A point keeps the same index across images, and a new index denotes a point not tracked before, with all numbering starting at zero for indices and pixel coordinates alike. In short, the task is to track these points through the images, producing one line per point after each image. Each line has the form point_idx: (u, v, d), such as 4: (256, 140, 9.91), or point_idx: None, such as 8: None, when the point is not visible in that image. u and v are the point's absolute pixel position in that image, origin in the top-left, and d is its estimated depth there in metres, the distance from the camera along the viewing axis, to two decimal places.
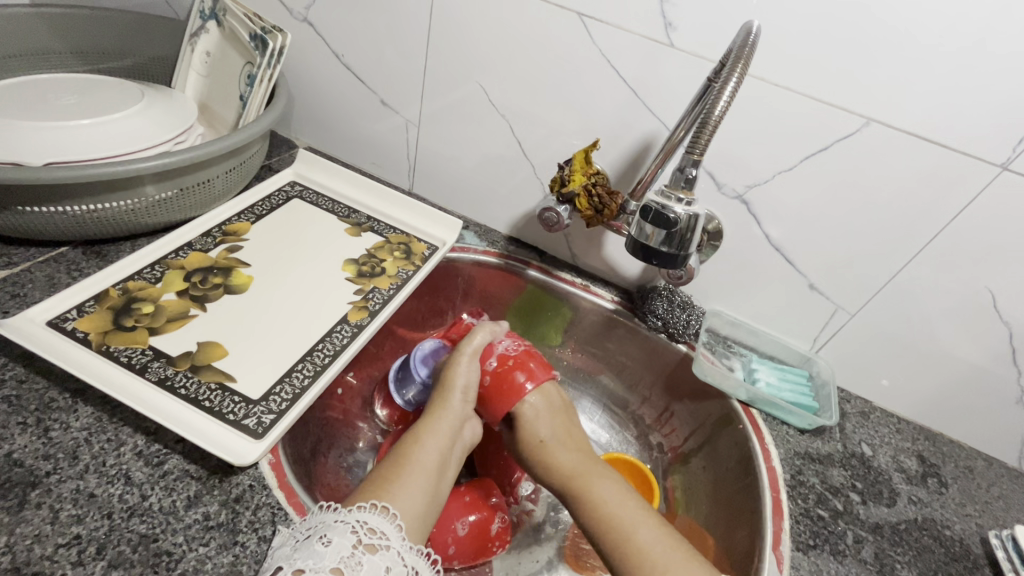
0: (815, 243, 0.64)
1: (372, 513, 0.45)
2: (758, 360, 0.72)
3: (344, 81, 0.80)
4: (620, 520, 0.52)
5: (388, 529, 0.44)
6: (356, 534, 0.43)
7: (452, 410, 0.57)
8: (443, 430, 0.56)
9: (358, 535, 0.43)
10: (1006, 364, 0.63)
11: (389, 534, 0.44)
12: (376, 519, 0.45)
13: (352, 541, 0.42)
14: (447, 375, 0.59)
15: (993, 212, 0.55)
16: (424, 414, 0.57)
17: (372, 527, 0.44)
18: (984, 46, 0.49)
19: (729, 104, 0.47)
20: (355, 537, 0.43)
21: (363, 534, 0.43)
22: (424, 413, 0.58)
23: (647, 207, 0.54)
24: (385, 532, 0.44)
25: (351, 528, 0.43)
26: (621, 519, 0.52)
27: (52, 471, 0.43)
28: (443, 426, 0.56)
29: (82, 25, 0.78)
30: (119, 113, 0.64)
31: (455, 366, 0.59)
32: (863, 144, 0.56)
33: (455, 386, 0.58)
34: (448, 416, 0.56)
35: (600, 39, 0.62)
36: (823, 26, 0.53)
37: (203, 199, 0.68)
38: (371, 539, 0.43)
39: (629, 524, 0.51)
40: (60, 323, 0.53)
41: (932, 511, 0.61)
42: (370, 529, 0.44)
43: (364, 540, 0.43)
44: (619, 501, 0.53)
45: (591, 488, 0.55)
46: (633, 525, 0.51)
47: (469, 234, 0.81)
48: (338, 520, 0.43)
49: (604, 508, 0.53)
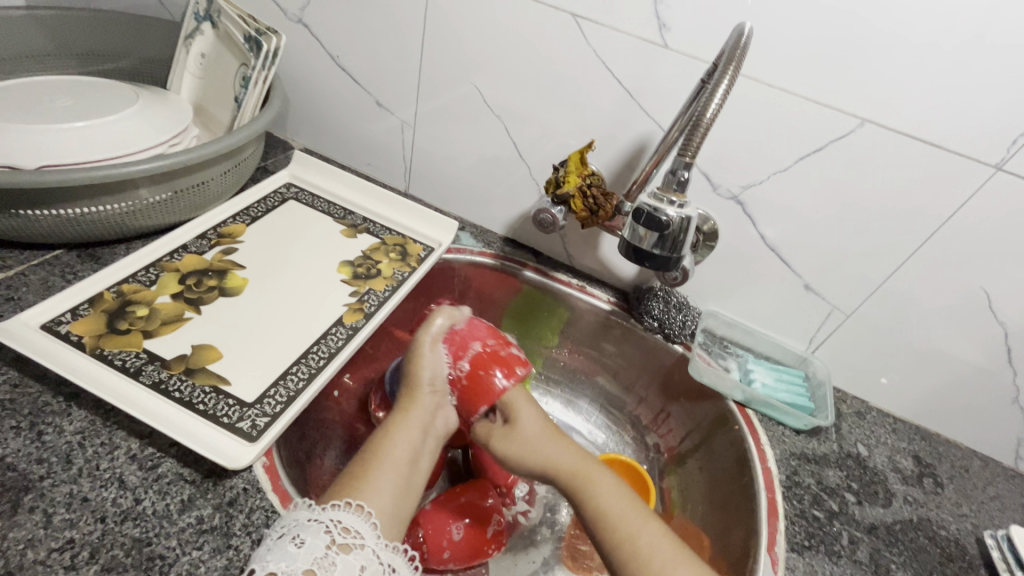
0: (811, 243, 0.64)
1: (345, 512, 0.45)
2: (755, 360, 0.71)
3: (340, 82, 0.80)
4: (621, 522, 0.51)
5: (362, 528, 0.45)
6: (329, 534, 0.43)
7: (420, 404, 0.57)
8: (414, 420, 0.56)
9: (332, 535, 0.43)
10: (1002, 364, 0.63)
11: (363, 533, 0.45)
12: (349, 518, 0.45)
13: (325, 541, 0.42)
14: (413, 366, 0.59)
15: (987, 213, 0.55)
16: (395, 410, 0.57)
17: (346, 527, 0.44)
18: (978, 47, 0.49)
19: (721, 105, 0.47)
20: (329, 537, 0.43)
21: (337, 534, 0.44)
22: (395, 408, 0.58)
23: (640, 209, 0.54)
24: (359, 531, 0.45)
25: (324, 527, 0.43)
26: (625, 522, 0.51)
27: (45, 476, 0.43)
28: (415, 419, 0.56)
29: (77, 27, 0.78)
30: (113, 115, 0.64)
31: (420, 358, 0.60)
32: (858, 145, 0.56)
33: (423, 376, 0.58)
34: (417, 406, 0.57)
35: (594, 41, 0.62)
36: (819, 28, 0.53)
37: (198, 201, 0.68)
38: (346, 538, 0.44)
39: (632, 526, 0.51)
40: (54, 326, 0.53)
41: (927, 511, 0.61)
42: (344, 528, 0.44)
43: (337, 540, 0.43)
44: (610, 494, 0.53)
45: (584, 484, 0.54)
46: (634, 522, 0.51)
47: (466, 235, 0.81)
48: (311, 519, 0.43)
49: (606, 510, 0.52)
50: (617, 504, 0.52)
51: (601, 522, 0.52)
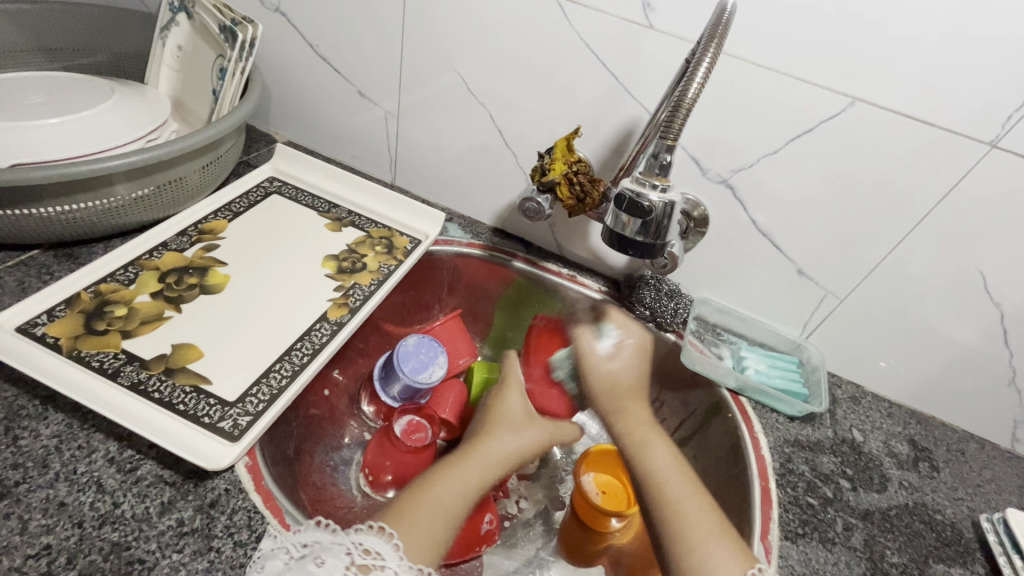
0: (802, 226, 0.63)
1: (368, 534, 0.44)
2: (748, 347, 0.70)
3: (321, 72, 0.78)
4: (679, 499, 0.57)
5: (384, 550, 0.43)
6: (349, 556, 0.41)
7: (468, 463, 0.61)
8: (462, 474, 0.59)
9: (352, 556, 0.41)
10: (998, 345, 0.62)
11: (385, 555, 0.43)
12: (372, 540, 0.43)
13: (345, 562, 0.41)
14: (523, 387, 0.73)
15: (982, 191, 0.54)
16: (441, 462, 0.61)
17: (368, 549, 0.43)
18: (972, 17, 0.48)
19: (703, 85, 0.46)
20: (349, 558, 0.41)
21: (358, 556, 0.42)
22: (445, 459, 0.61)
23: (623, 194, 0.52)
24: (381, 551, 0.43)
25: (345, 549, 0.42)
26: (680, 502, 0.57)
27: (21, 481, 0.43)
28: (466, 463, 0.61)
29: (49, 21, 0.76)
30: (86, 110, 0.62)
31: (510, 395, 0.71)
32: (849, 124, 0.55)
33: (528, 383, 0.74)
34: (470, 463, 0.61)
35: (577, 23, 0.60)
36: (805, 6, 0.51)
37: (177, 197, 0.66)
38: (366, 559, 0.42)
39: (685, 504, 0.56)
40: (30, 328, 0.51)
41: (923, 496, 0.61)
42: (366, 549, 0.43)
43: (358, 562, 0.41)
44: (677, 476, 0.60)
45: (648, 460, 0.64)
46: (683, 501, 0.57)
47: (453, 226, 0.80)
48: (333, 541, 0.42)
49: (664, 484, 0.59)
50: (669, 484, 0.59)
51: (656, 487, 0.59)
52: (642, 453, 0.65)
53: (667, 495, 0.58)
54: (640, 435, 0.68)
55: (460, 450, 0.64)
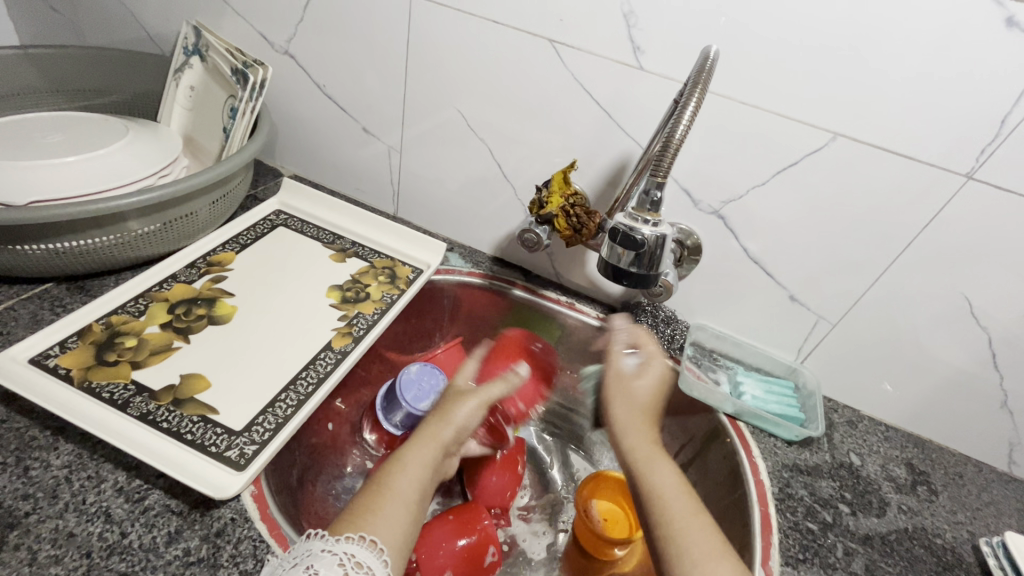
0: (791, 255, 0.65)
1: (360, 546, 0.42)
2: (745, 372, 0.72)
3: (327, 110, 0.81)
4: (671, 501, 0.51)
5: (375, 564, 0.41)
6: (343, 567, 0.40)
7: (441, 441, 0.55)
8: (424, 454, 0.53)
9: (345, 567, 0.40)
10: (989, 369, 0.63)
11: (376, 570, 0.41)
12: (363, 552, 0.42)
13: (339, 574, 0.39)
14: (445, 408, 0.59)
15: (963, 220, 0.56)
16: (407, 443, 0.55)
17: (360, 562, 0.41)
18: (941, 57, 0.51)
19: (690, 124, 0.49)
20: (342, 570, 0.40)
21: (350, 568, 0.40)
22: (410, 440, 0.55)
23: (616, 228, 0.54)
24: (371, 566, 0.41)
25: (338, 560, 0.40)
26: (670, 502, 0.51)
27: (31, 512, 0.43)
28: (423, 449, 0.54)
29: (68, 64, 0.80)
30: (102, 149, 0.65)
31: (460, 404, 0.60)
32: (833, 158, 0.58)
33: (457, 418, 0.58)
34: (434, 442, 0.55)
35: (572, 65, 0.63)
36: (784, 47, 0.54)
37: (185, 232, 0.68)
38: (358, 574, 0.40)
39: (677, 510, 0.50)
40: (42, 360, 0.53)
41: (922, 520, 0.61)
42: (357, 563, 0.41)
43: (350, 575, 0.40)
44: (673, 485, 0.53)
45: (647, 469, 0.55)
46: (678, 513, 0.50)
47: (454, 255, 0.82)
48: (325, 549, 0.41)
49: (661, 490, 0.52)
50: (669, 494, 0.52)
51: (654, 498, 0.52)
52: (648, 467, 0.55)
53: (665, 511, 0.50)
54: (650, 478, 0.54)
55: (426, 431, 0.56)
